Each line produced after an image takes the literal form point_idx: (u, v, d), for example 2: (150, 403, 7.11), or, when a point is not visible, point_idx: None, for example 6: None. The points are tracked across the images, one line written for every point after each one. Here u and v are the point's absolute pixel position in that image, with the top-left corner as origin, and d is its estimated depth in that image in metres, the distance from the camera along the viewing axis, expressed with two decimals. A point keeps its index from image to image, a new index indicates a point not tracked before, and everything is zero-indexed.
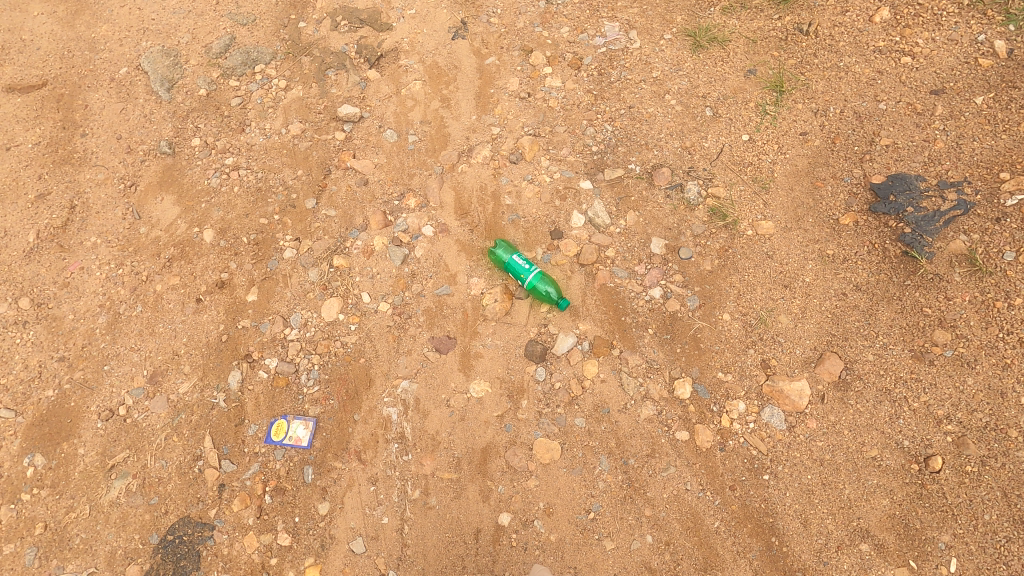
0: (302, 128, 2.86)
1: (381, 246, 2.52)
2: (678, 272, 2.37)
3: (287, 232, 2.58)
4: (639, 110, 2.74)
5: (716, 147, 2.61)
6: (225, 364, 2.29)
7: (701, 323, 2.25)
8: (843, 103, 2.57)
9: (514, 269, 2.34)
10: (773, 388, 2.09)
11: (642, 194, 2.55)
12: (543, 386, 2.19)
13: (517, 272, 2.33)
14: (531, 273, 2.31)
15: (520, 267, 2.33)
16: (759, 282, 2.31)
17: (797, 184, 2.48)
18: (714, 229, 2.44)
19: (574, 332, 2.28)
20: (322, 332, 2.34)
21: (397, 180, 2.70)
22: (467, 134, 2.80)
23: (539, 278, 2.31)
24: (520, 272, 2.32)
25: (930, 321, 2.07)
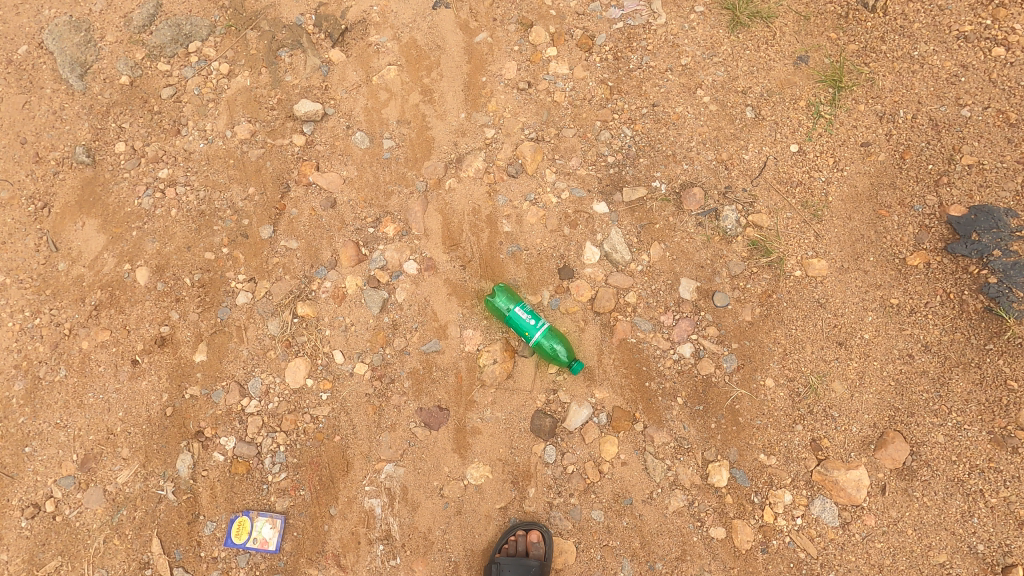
0: (250, 129, 2.31)
1: (354, 289, 2.08)
2: (712, 323, 1.98)
3: (239, 271, 2.11)
4: (664, 110, 2.23)
5: (758, 160, 2.14)
6: (172, 445, 1.92)
7: (740, 390, 1.90)
8: (916, 106, 2.08)
9: (516, 324, 1.93)
10: (825, 477, 1.78)
11: (669, 222, 2.11)
12: (553, 471, 1.87)
13: (520, 328, 1.92)
14: (541, 331, 1.91)
15: (523, 321, 1.92)
16: (809, 338, 1.93)
17: (857, 211, 2.04)
18: (755, 268, 2.03)
19: (590, 402, 1.92)
20: (287, 403, 1.95)
21: (371, 200, 2.21)
22: (455, 139, 2.28)
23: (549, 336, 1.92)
24: (524, 329, 1.91)
25: (1016, 398, 1.75)
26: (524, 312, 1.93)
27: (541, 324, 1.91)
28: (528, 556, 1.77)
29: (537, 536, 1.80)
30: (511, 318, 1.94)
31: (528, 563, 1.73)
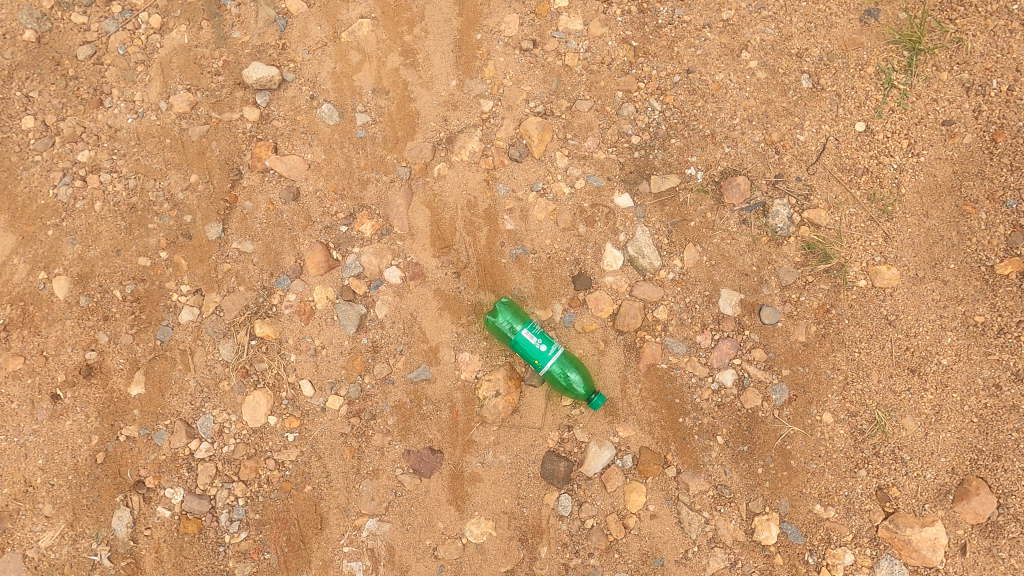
0: (189, 99, 1.86)
1: (324, 303, 1.71)
2: (758, 345, 1.65)
3: (182, 281, 1.72)
4: (701, 78, 1.82)
5: (814, 142, 1.76)
6: (106, 500, 1.58)
7: (792, 428, 1.59)
8: (1013, 75, 1.70)
9: (522, 348, 1.58)
10: (894, 535, 1.50)
11: (706, 218, 1.74)
12: (568, 525, 1.57)
13: (527, 354, 1.57)
14: (556, 358, 1.56)
15: (531, 346, 1.57)
16: (875, 364, 1.61)
17: (936, 206, 1.68)
18: (810, 276, 1.68)
19: (612, 442, 1.60)
20: (246, 446, 1.61)
21: (343, 191, 1.81)
22: (445, 113, 1.86)
23: (565, 364, 1.58)
24: (532, 355, 1.57)
25: None
26: (531, 334, 1.57)
27: (552, 350, 1.56)
28: None
29: None
30: (515, 342, 1.59)
31: None
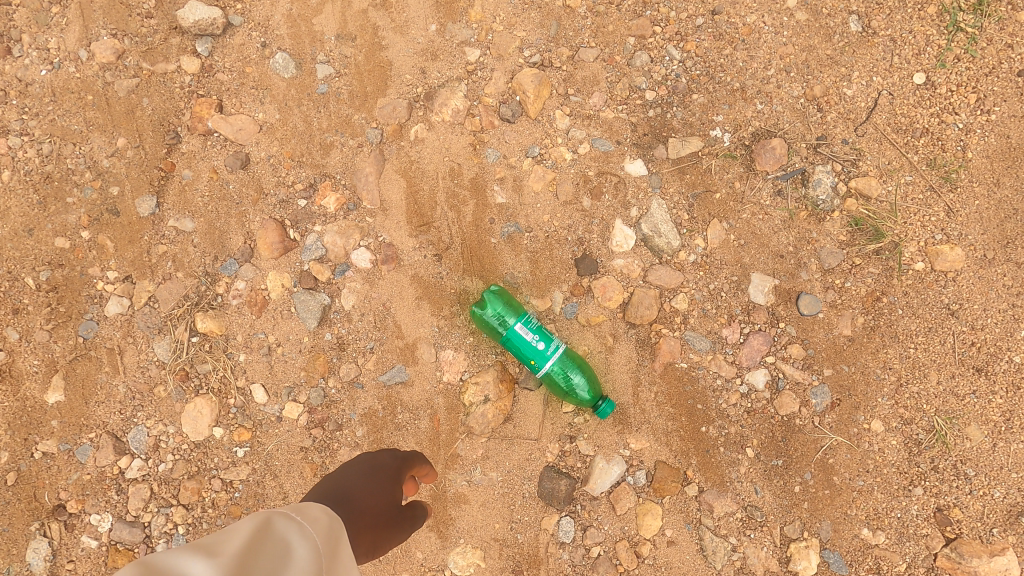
0: (114, 46, 1.53)
1: (279, 292, 1.43)
2: (795, 340, 1.39)
3: (107, 266, 1.44)
4: (730, 20, 1.52)
5: (864, 98, 1.47)
6: (20, 529, 1.34)
7: (835, 438, 1.34)
8: None
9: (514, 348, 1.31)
10: (956, 566, 1.27)
11: (734, 189, 1.47)
12: (570, 554, 1.33)
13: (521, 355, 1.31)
14: (554, 359, 1.31)
15: (525, 346, 1.30)
16: (935, 362, 1.36)
17: (1008, 174, 1.41)
18: (857, 258, 1.42)
19: (622, 456, 1.35)
20: (187, 464, 1.36)
21: (302, 157, 1.52)
22: (423, 64, 1.56)
23: (563, 364, 1.33)
24: (526, 356, 1.30)
25: None
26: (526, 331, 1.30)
27: (551, 349, 1.30)
28: None
29: None
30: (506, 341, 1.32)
31: None
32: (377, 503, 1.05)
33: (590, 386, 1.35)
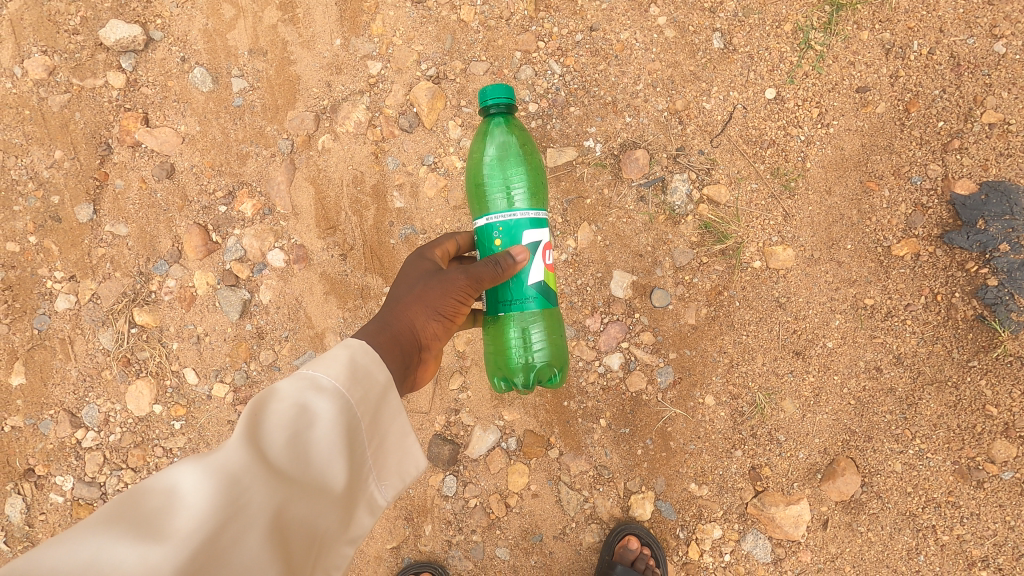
0: (46, 64, 1.70)
1: (205, 289, 1.66)
2: (647, 328, 1.63)
3: (54, 266, 1.66)
4: (605, 37, 1.67)
5: (721, 112, 1.64)
6: None
7: (674, 410, 1.60)
8: (935, 36, 1.55)
9: (542, 284, 1.28)
10: (761, 512, 1.55)
11: (603, 195, 1.66)
12: (452, 505, 1.61)
13: (534, 250, 1.24)
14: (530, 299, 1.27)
15: (527, 267, 1.25)
16: (760, 347, 1.60)
17: (839, 182, 1.60)
18: (705, 256, 1.63)
19: (497, 425, 1.62)
20: (133, 435, 1.61)
21: (221, 166, 1.70)
22: (329, 78, 1.72)
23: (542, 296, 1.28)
24: (521, 245, 1.22)
25: (992, 427, 1.48)
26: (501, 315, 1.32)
27: (498, 230, 1.24)
28: None
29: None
30: (543, 301, 1.28)
31: None
32: (413, 292, 1.22)
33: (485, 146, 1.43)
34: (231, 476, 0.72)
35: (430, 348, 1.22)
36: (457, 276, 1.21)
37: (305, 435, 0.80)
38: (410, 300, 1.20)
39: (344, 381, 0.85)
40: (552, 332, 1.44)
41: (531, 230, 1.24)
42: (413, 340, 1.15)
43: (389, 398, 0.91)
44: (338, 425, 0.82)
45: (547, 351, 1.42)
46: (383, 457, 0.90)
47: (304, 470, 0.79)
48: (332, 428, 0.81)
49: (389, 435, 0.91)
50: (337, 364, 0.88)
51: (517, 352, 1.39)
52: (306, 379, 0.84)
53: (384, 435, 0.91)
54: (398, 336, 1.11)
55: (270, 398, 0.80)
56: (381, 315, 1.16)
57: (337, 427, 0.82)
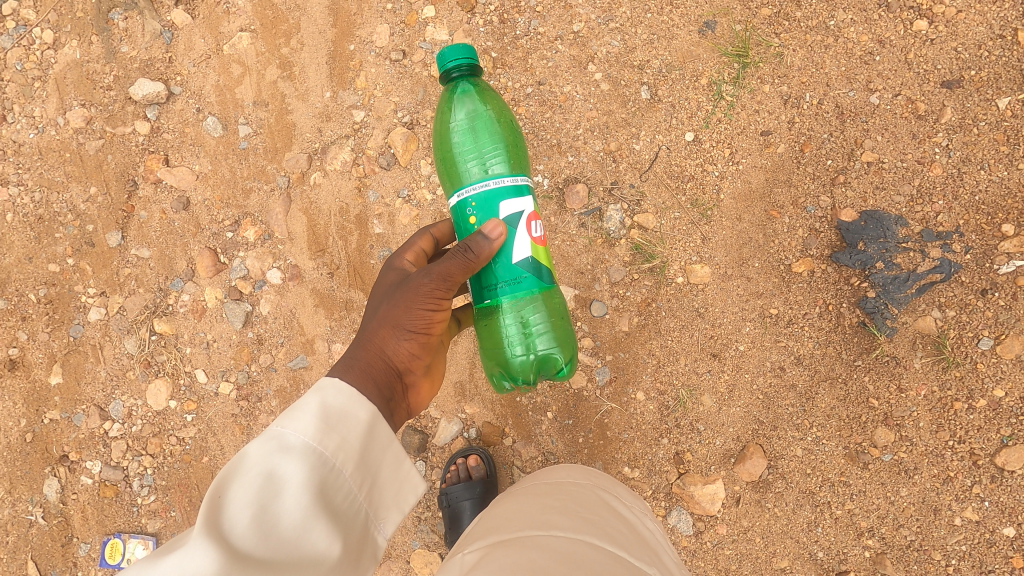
0: (85, 115, 2.04)
1: (214, 302, 1.96)
2: (588, 334, 1.92)
3: (88, 283, 1.97)
4: (551, 89, 1.98)
5: (648, 152, 1.94)
6: (36, 471, 1.89)
7: (610, 404, 1.88)
8: (823, 89, 1.85)
9: (530, 260, 1.38)
10: (682, 491, 1.83)
11: (550, 222, 1.96)
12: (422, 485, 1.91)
13: (515, 220, 1.36)
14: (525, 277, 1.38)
15: (511, 241, 1.36)
16: (683, 350, 1.88)
17: (748, 211, 1.89)
18: (636, 274, 1.92)
19: (460, 417, 1.91)
20: (151, 426, 1.90)
21: (229, 199, 2.01)
22: (320, 124, 2.04)
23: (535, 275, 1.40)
24: (496, 220, 1.33)
25: (875, 416, 1.75)
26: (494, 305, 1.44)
27: (476, 203, 1.35)
28: (472, 479, 1.83)
29: (475, 461, 1.86)
30: (537, 277, 1.39)
31: (472, 485, 1.79)
32: (382, 317, 1.33)
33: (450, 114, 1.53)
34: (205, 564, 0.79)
35: (415, 372, 1.36)
36: (421, 281, 1.34)
37: (278, 501, 0.90)
38: (380, 325, 1.32)
39: (316, 438, 0.95)
40: (555, 317, 1.53)
41: (510, 199, 1.36)
42: (388, 367, 1.27)
43: (377, 429, 1.05)
44: (305, 489, 0.91)
45: (549, 337, 1.51)
46: (378, 491, 1.03)
47: (281, 539, 0.88)
48: (303, 492, 0.91)
49: (378, 476, 1.03)
50: (306, 420, 0.97)
51: (518, 345, 1.49)
52: (276, 441, 0.94)
53: (371, 478, 1.02)
54: (370, 367, 1.22)
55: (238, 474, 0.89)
56: (354, 351, 1.27)
57: (307, 491, 0.91)
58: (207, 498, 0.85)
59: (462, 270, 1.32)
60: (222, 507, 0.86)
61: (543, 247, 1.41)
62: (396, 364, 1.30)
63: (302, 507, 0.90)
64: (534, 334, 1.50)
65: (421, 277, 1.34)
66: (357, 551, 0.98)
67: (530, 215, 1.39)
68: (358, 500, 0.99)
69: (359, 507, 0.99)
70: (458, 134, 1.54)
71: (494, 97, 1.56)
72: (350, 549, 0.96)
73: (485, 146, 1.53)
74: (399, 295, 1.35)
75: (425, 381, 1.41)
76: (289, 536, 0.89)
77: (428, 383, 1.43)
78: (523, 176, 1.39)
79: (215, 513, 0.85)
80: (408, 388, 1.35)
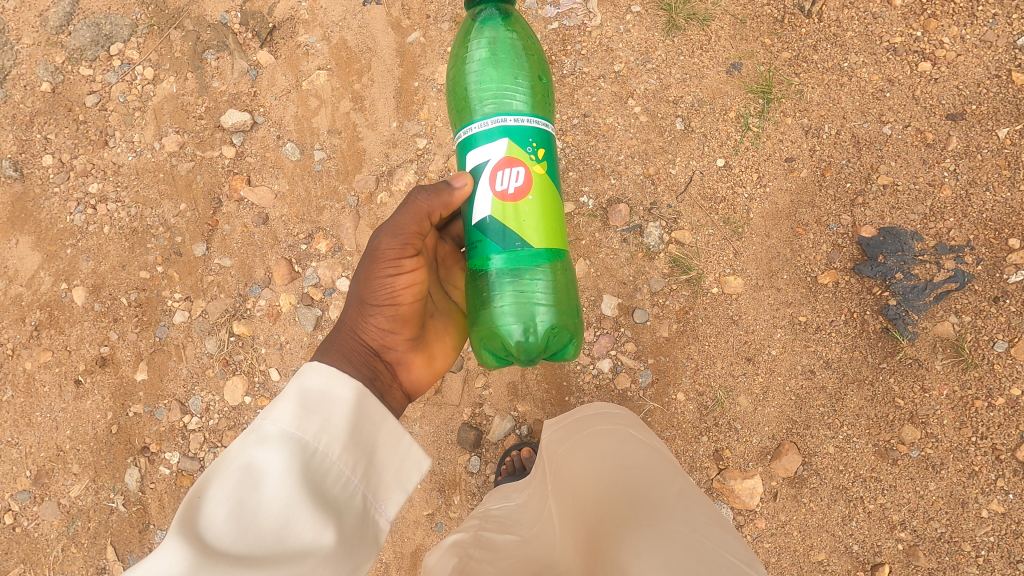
0: (179, 140, 2.29)
1: (288, 307, 2.15)
2: (630, 339, 2.08)
3: (174, 289, 2.17)
4: (595, 121, 2.22)
5: (684, 175, 2.16)
6: (120, 461, 2.07)
7: (652, 404, 2.04)
8: (841, 122, 2.08)
9: (491, 219, 1.44)
10: (723, 485, 1.97)
11: (595, 237, 2.15)
12: (476, 479, 2.06)
13: (479, 170, 1.44)
14: (498, 250, 1.44)
15: (474, 195, 1.46)
16: (720, 354, 2.04)
17: (775, 228, 2.08)
18: (675, 285, 2.10)
19: (512, 415, 2.07)
20: (228, 420, 2.09)
21: (303, 216, 2.23)
22: (387, 150, 2.28)
23: (506, 245, 1.44)
24: (464, 174, 1.47)
25: (901, 415, 1.89)
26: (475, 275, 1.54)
27: (460, 142, 1.50)
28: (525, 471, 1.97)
29: (528, 453, 2.00)
30: (508, 246, 1.44)
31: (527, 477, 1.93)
32: (350, 297, 1.50)
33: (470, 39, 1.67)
34: (190, 553, 0.90)
35: (396, 347, 1.52)
36: (374, 247, 1.46)
37: (259, 492, 1.02)
38: (352, 305, 1.49)
39: (293, 423, 1.11)
40: (549, 286, 1.51)
41: (481, 150, 1.44)
42: (362, 345, 1.44)
43: (361, 404, 1.20)
44: (286, 476, 1.04)
45: (548, 310, 1.52)
46: (376, 467, 1.18)
47: (269, 527, 0.99)
48: (286, 479, 1.04)
49: (376, 454, 1.19)
50: (282, 416, 1.12)
51: (510, 322, 1.50)
52: (256, 436, 1.09)
53: (368, 460, 1.16)
54: (341, 345, 1.41)
55: (224, 474, 1.04)
56: (332, 331, 1.47)
57: (289, 478, 1.04)
58: (189, 497, 0.99)
59: (415, 220, 1.47)
60: (205, 504, 0.99)
61: (510, 202, 1.43)
62: (371, 342, 1.47)
63: (283, 493, 1.02)
64: (520, 306, 1.50)
65: (374, 244, 1.47)
66: (358, 535, 1.09)
67: (497, 163, 1.43)
68: (350, 482, 1.12)
69: (356, 488, 1.12)
70: (472, 63, 1.66)
71: (519, 25, 1.68)
72: (345, 533, 1.05)
73: (495, 74, 1.62)
74: (361, 268, 1.48)
75: (416, 356, 1.58)
76: (276, 523, 1.00)
77: (421, 356, 1.60)
78: (498, 117, 1.42)
79: (199, 509, 0.98)
80: (393, 363, 1.53)
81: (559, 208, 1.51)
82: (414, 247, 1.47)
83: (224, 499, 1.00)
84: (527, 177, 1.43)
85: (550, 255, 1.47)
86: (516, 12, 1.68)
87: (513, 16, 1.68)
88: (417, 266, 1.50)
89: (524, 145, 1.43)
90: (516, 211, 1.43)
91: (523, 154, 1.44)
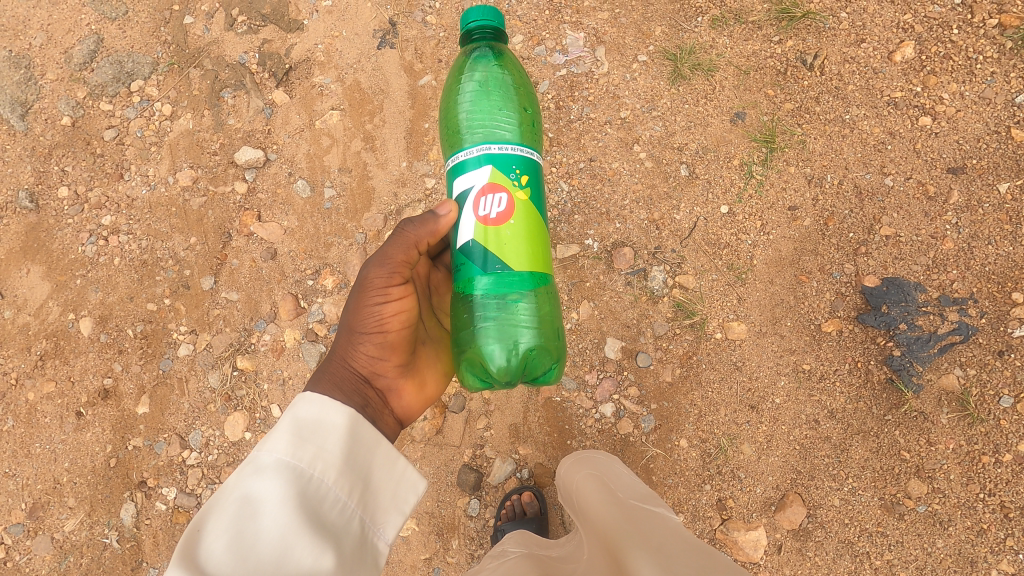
0: (192, 175, 2.33)
1: (293, 342, 2.16)
2: (633, 383, 2.08)
3: (180, 322, 2.19)
4: (601, 165, 2.26)
5: (688, 221, 2.18)
6: (117, 495, 2.06)
7: (655, 449, 2.02)
8: (843, 172, 2.11)
9: (474, 243, 1.45)
10: (726, 536, 1.95)
11: (599, 279, 2.17)
12: (475, 522, 2.03)
13: (465, 197, 1.46)
14: (482, 273, 1.46)
15: (459, 220, 1.47)
16: (723, 401, 2.03)
17: (779, 275, 2.09)
18: (678, 329, 2.10)
19: (513, 457, 2.06)
20: (227, 456, 2.08)
21: (311, 252, 2.26)
22: (396, 190, 2.32)
23: (489, 268, 1.45)
24: (449, 202, 1.50)
25: (907, 468, 1.87)
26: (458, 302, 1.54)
27: (448, 168, 1.53)
28: (526, 516, 1.97)
29: (529, 497, 2.00)
30: (491, 270, 1.45)
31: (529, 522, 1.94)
32: (339, 328, 1.51)
33: (463, 73, 1.71)
34: None
35: (386, 374, 1.52)
36: (365, 277, 1.49)
37: (257, 521, 1.01)
38: (342, 335, 1.50)
39: (289, 452, 1.11)
40: (532, 308, 1.51)
41: (466, 177, 1.46)
42: (352, 372, 1.44)
43: (355, 430, 1.21)
44: (283, 504, 1.03)
45: (531, 331, 1.52)
46: (372, 492, 1.17)
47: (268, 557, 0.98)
48: (284, 506, 1.03)
49: (372, 479, 1.18)
50: (277, 446, 1.11)
51: (495, 344, 1.51)
52: (252, 467, 1.08)
53: (365, 485, 1.16)
54: (330, 373, 1.41)
55: (222, 507, 1.03)
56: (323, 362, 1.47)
57: (286, 505, 1.03)
58: (188, 531, 0.97)
59: (403, 249, 1.50)
60: (203, 537, 0.98)
61: (492, 226, 1.44)
62: (361, 369, 1.46)
63: (281, 521, 1.01)
64: (504, 328, 1.50)
65: (365, 274, 1.50)
66: (357, 560, 1.07)
67: (480, 189, 1.45)
68: (348, 507, 1.11)
69: (354, 512, 1.11)
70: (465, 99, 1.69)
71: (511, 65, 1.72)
72: (344, 558, 1.04)
73: (487, 108, 1.66)
74: (351, 298, 1.49)
75: (407, 383, 1.58)
76: (275, 552, 0.98)
77: (412, 383, 1.60)
78: (482, 145, 1.45)
79: (197, 542, 0.97)
80: (385, 390, 1.52)
81: (544, 232, 1.52)
82: (402, 275, 1.51)
83: (222, 532, 0.99)
84: (510, 203, 1.44)
85: (533, 279, 1.48)
86: (508, 52, 1.73)
87: (505, 55, 1.72)
88: (406, 294, 1.52)
89: (508, 172, 1.45)
90: (497, 235, 1.44)
91: (506, 181, 1.46)
